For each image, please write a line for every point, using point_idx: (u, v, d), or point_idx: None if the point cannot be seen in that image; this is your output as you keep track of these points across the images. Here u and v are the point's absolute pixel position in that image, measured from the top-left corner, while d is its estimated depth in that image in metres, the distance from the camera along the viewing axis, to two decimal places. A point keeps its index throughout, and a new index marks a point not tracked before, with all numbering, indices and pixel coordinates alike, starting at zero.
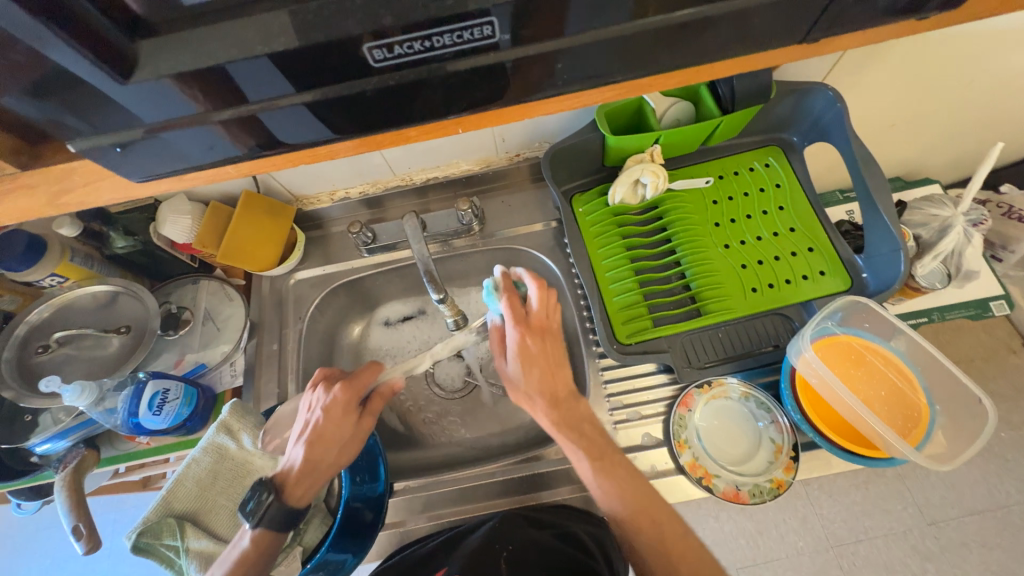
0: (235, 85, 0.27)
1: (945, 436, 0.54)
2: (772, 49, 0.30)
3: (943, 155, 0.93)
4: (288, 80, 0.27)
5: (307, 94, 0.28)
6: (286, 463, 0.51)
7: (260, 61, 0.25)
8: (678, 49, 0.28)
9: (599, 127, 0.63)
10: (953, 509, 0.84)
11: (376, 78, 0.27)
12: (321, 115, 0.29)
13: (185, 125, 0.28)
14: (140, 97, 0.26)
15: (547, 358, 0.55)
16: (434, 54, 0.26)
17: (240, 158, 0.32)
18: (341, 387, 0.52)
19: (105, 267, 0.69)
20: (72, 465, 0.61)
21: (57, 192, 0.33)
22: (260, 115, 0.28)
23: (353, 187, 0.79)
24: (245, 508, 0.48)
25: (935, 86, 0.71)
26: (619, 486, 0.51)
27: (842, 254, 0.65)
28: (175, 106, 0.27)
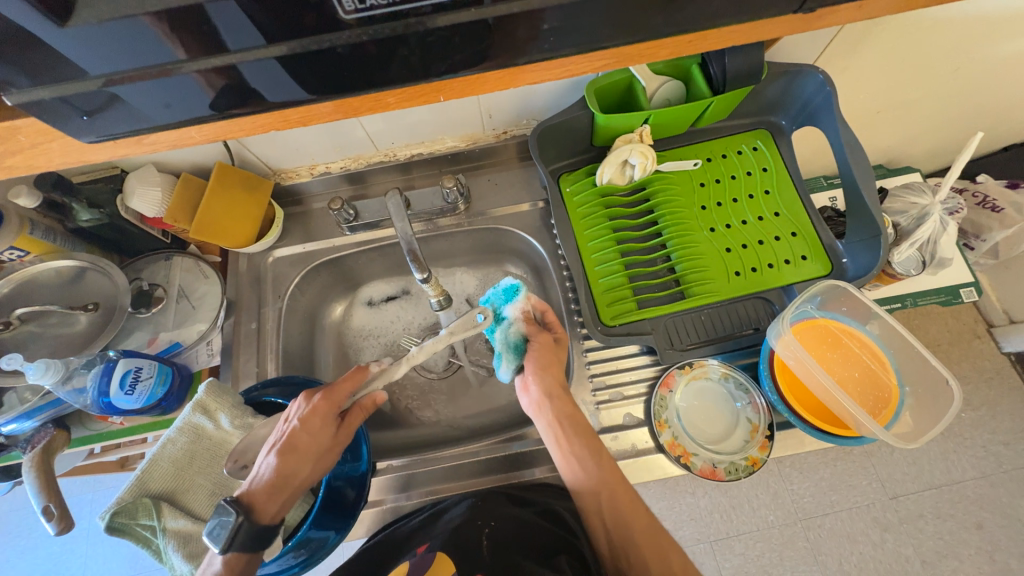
0: (194, 33, 0.25)
1: (911, 416, 0.57)
2: (767, 18, 0.29)
3: (926, 143, 0.94)
4: (258, 31, 0.25)
5: (275, 47, 0.26)
6: (257, 477, 0.50)
7: (229, 5, 0.24)
8: (667, 13, 0.27)
9: (589, 105, 0.61)
10: (914, 483, 0.88)
11: (348, 33, 0.25)
12: (292, 73, 0.27)
13: (138, 79, 0.26)
14: (89, 42, 0.24)
15: (550, 361, 0.57)
16: (411, 7, 0.24)
17: (203, 120, 0.30)
18: (322, 393, 0.53)
19: (69, 241, 0.66)
20: (40, 445, 0.59)
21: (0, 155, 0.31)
22: (241, 67, 0.26)
23: (333, 162, 0.76)
24: (210, 534, 0.45)
25: (922, 72, 0.72)
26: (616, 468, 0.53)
27: (824, 239, 0.66)
28: (125, 56, 0.25)
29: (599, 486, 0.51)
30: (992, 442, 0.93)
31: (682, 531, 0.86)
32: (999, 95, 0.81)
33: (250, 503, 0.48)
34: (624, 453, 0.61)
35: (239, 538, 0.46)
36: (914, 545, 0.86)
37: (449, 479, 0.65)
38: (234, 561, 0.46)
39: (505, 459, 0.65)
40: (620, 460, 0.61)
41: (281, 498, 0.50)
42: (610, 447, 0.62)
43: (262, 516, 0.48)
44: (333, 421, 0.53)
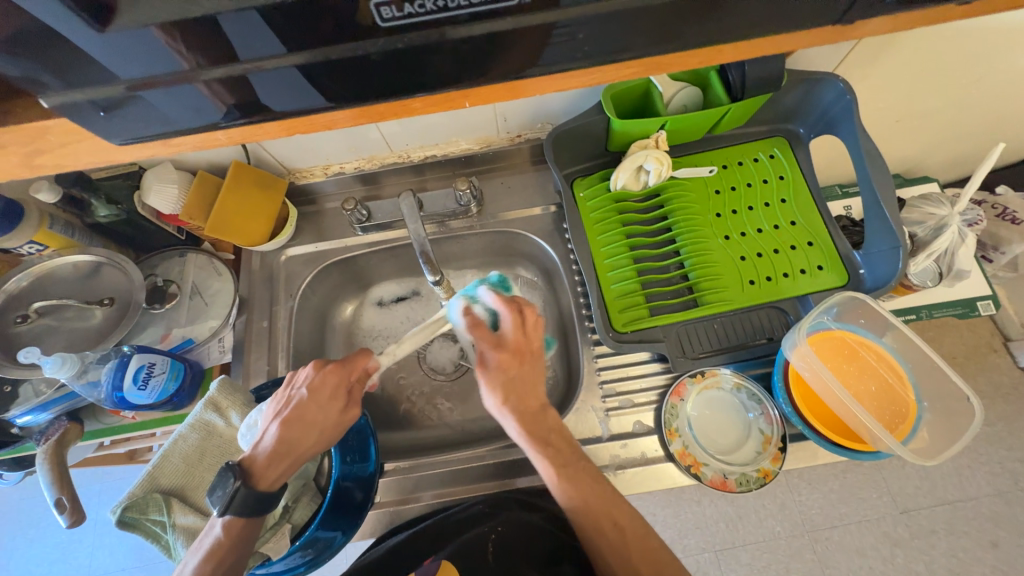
0: (210, 40, 0.25)
1: (930, 432, 0.55)
2: (800, 29, 0.29)
3: (945, 153, 0.93)
4: (278, 38, 0.25)
5: (297, 55, 0.26)
6: (256, 445, 0.49)
7: (249, 14, 0.24)
8: (698, 24, 0.27)
9: (605, 110, 0.61)
10: (926, 498, 0.87)
11: (383, 39, 0.25)
12: (314, 80, 0.27)
13: (167, 84, 0.26)
14: (110, 45, 0.24)
15: (522, 386, 0.53)
16: (448, 15, 0.24)
17: (223, 125, 0.30)
18: (332, 368, 0.53)
19: (86, 236, 0.67)
20: (54, 438, 0.60)
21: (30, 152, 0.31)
22: (252, 76, 0.27)
23: (348, 162, 0.76)
24: (212, 495, 0.47)
25: (944, 83, 0.71)
26: (583, 494, 0.50)
27: (841, 250, 0.65)
28: (143, 61, 0.25)
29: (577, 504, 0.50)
30: (1007, 458, 0.91)
31: (686, 539, 0.86)
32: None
33: (246, 467, 0.48)
34: (634, 461, 0.61)
35: (234, 503, 0.46)
36: (924, 561, 0.84)
37: (455, 483, 0.64)
38: (232, 526, 0.47)
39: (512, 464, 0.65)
40: (629, 468, 0.61)
41: (280, 467, 0.49)
42: (619, 454, 0.61)
43: (261, 483, 0.48)
44: (339, 397, 0.53)
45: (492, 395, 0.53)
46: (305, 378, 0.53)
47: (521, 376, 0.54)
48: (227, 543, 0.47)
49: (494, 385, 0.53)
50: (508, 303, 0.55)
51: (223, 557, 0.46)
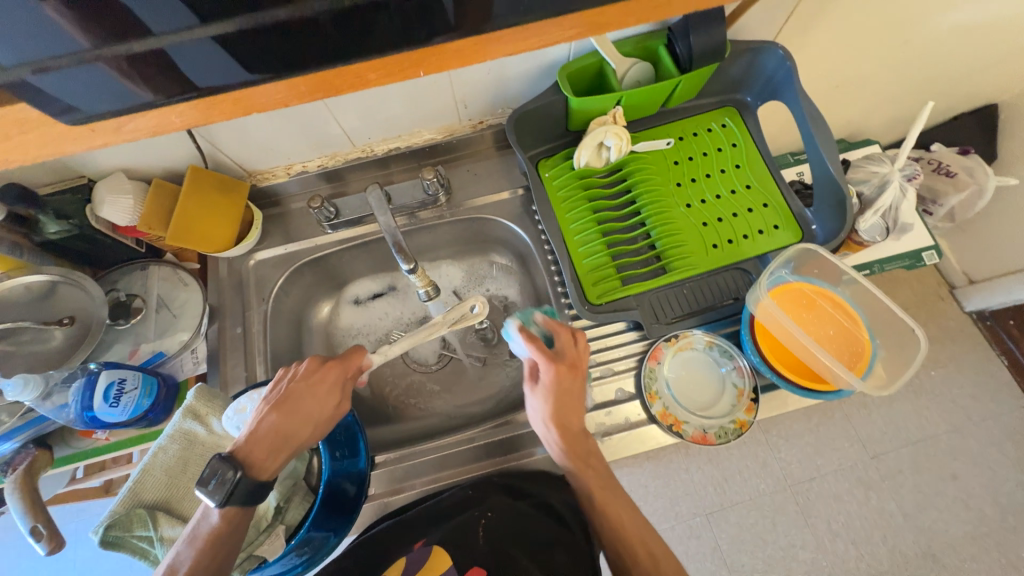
0: (117, 16, 0.25)
1: (884, 368, 0.59)
2: None
3: (883, 115, 0.99)
4: (190, 10, 0.26)
5: (213, 26, 0.27)
6: (249, 438, 0.49)
7: None
8: None
9: (562, 89, 0.63)
10: (891, 441, 0.93)
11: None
12: (232, 51, 0.28)
13: (71, 65, 0.26)
14: (16, 22, 0.24)
15: (572, 404, 0.55)
16: None
17: (149, 105, 0.31)
18: (335, 364, 0.54)
19: (37, 256, 0.63)
20: (23, 467, 0.58)
21: None
22: (168, 49, 0.27)
23: (310, 161, 0.75)
24: (206, 488, 0.45)
25: (873, 46, 0.75)
26: (618, 514, 0.54)
27: (794, 209, 0.69)
28: (52, 40, 0.25)
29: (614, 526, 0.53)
30: (960, 396, 0.98)
31: (678, 506, 0.90)
32: (946, 66, 0.85)
33: (244, 457, 0.48)
34: (619, 427, 0.63)
35: (234, 492, 0.45)
36: (895, 500, 0.90)
37: (447, 469, 0.65)
38: (228, 518, 0.46)
39: (500, 443, 0.66)
40: (614, 434, 0.63)
41: (276, 457, 0.49)
42: (604, 422, 0.63)
43: (259, 472, 0.48)
44: (339, 392, 0.53)
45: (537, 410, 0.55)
46: (305, 370, 0.53)
47: (565, 398, 0.54)
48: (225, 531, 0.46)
49: (548, 403, 0.55)
50: (563, 330, 0.57)
51: (221, 544, 0.46)
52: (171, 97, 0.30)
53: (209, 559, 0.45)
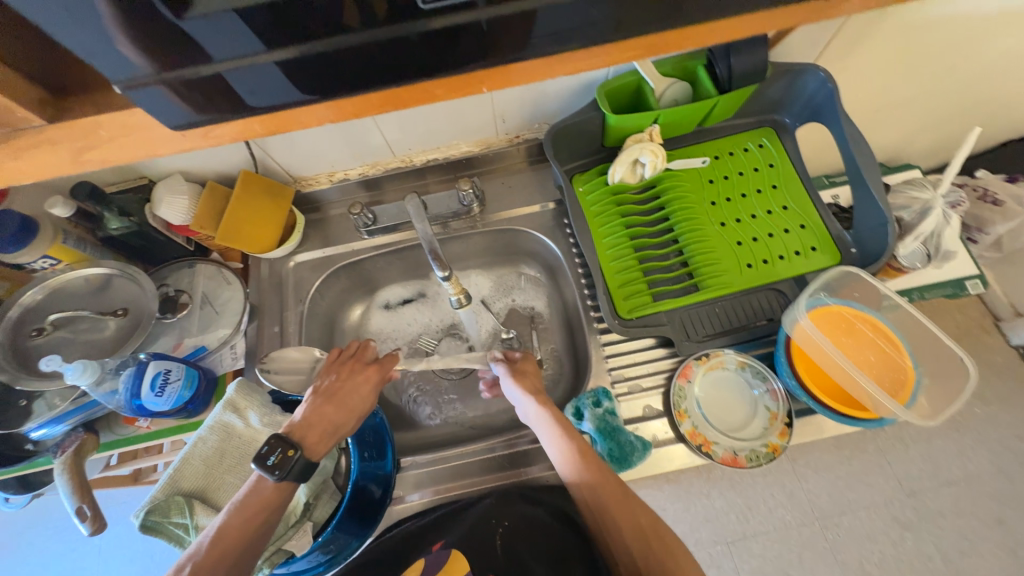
0: (186, 45, 0.27)
1: (929, 399, 0.56)
2: (768, 14, 0.32)
3: (925, 140, 0.97)
4: (257, 37, 0.27)
5: (277, 52, 0.28)
6: (304, 424, 0.56)
7: (229, 17, 0.26)
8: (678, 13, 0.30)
9: (600, 106, 0.64)
10: (931, 479, 0.88)
11: (424, 22, 0.28)
12: (292, 75, 0.29)
13: (144, 86, 0.28)
14: (88, 40, 0.25)
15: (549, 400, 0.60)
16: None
17: (201, 124, 0.32)
18: (377, 366, 0.64)
19: (97, 251, 0.68)
20: (71, 449, 0.60)
21: (80, 148, 0.32)
22: (225, 74, 0.29)
23: (352, 169, 0.78)
24: (267, 462, 0.50)
25: (917, 70, 0.74)
26: (620, 499, 0.51)
27: (832, 231, 0.68)
28: (118, 60, 0.26)
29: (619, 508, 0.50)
30: (1007, 436, 0.93)
31: (697, 533, 0.87)
32: (993, 91, 0.83)
33: (300, 437, 0.54)
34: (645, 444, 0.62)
35: (293, 466, 0.51)
36: (934, 543, 0.85)
37: (469, 479, 0.65)
38: (281, 489, 0.51)
39: (523, 455, 0.65)
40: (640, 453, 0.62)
41: (325, 440, 0.56)
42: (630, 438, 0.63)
43: (312, 453, 0.54)
44: (376, 388, 0.63)
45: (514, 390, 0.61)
46: (347, 368, 0.62)
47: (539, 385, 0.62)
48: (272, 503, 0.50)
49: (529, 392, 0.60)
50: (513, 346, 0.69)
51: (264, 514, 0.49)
52: (223, 115, 0.31)
53: (255, 522, 0.49)
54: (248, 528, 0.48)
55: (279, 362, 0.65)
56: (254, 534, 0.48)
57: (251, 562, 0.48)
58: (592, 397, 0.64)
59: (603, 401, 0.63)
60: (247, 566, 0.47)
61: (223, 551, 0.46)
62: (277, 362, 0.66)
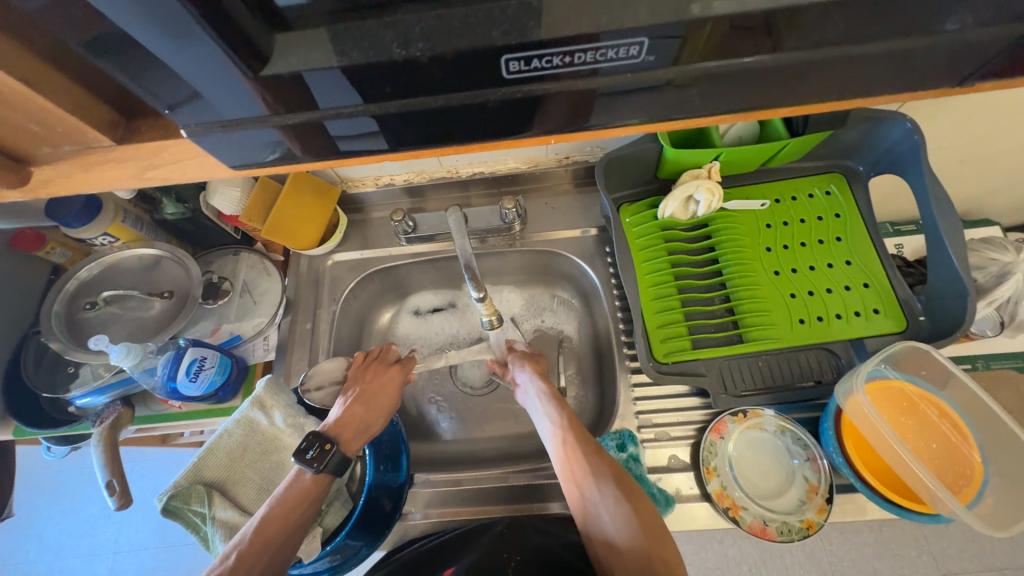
0: (299, 97, 0.28)
1: (994, 498, 0.50)
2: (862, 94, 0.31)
3: (1010, 198, 0.88)
4: (357, 91, 0.28)
5: (372, 105, 0.29)
6: (336, 422, 0.58)
7: (333, 72, 0.27)
8: (767, 88, 0.30)
9: (660, 138, 0.61)
10: (972, 562, 0.81)
11: (504, 89, 0.28)
12: (384, 125, 0.30)
13: (249, 127, 0.29)
14: (218, 86, 0.26)
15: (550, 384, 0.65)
16: (572, 71, 0.27)
17: (294, 161, 0.33)
18: (399, 367, 0.67)
19: (152, 232, 0.71)
20: (108, 422, 0.63)
21: (143, 167, 0.37)
22: (327, 122, 0.30)
23: (398, 174, 0.79)
24: (306, 456, 0.52)
25: (1013, 127, 0.68)
26: (603, 473, 0.54)
27: (899, 293, 0.62)
28: (238, 104, 0.28)
29: (602, 481, 0.53)
30: None
31: None
32: None
33: (336, 434, 0.57)
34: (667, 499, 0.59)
35: (330, 459, 0.53)
36: None
37: (482, 504, 0.64)
38: (319, 481, 0.52)
39: (537, 488, 0.64)
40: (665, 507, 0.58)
41: (359, 437, 0.59)
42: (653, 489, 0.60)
43: (347, 449, 0.57)
44: (400, 385, 0.65)
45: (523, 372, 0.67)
46: (372, 369, 0.66)
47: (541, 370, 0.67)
48: (311, 492, 0.51)
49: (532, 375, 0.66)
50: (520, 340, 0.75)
51: (305, 504, 0.51)
52: (312, 155, 0.32)
53: (296, 513, 0.50)
54: (290, 518, 0.49)
55: (318, 378, 0.66)
56: (295, 524, 0.49)
57: (291, 552, 0.49)
58: (616, 439, 0.62)
59: (630, 445, 0.61)
60: (288, 556, 0.48)
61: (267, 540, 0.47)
62: (315, 378, 0.67)
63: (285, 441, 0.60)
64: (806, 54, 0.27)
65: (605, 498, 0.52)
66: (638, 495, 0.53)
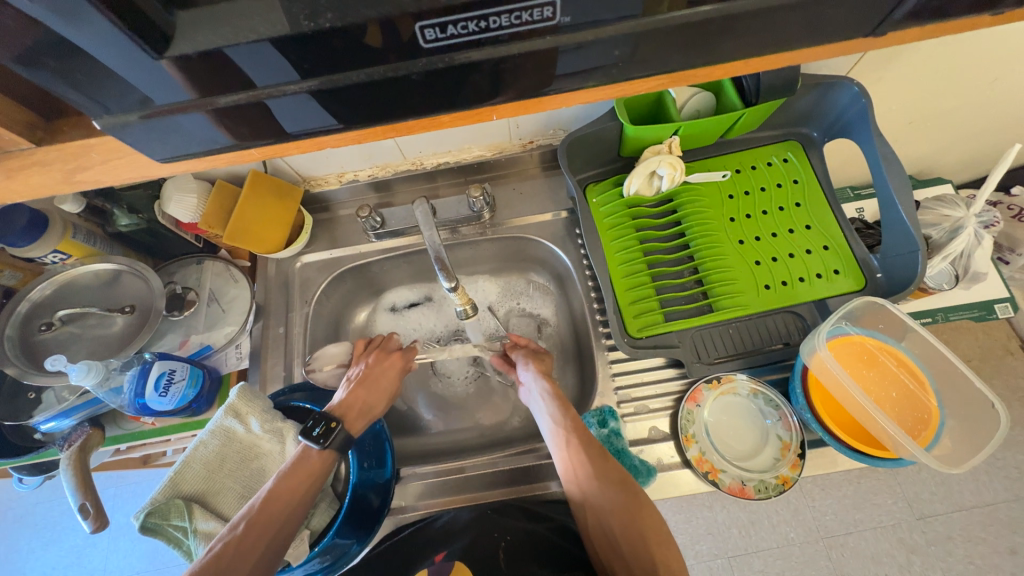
0: (226, 75, 0.26)
1: (952, 440, 0.53)
2: (805, 46, 0.30)
3: (960, 155, 0.91)
4: (292, 67, 0.26)
5: (311, 81, 0.27)
6: (340, 403, 0.60)
7: (264, 45, 0.25)
8: (705, 45, 0.28)
9: (619, 116, 0.61)
10: (943, 504, 0.85)
11: (424, 60, 0.26)
12: (324, 103, 0.29)
13: (178, 111, 0.28)
14: (143, 71, 0.25)
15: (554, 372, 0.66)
16: (489, 36, 0.26)
17: (234, 145, 0.31)
18: (400, 354, 0.68)
19: (107, 245, 0.68)
20: (78, 444, 0.61)
21: (72, 169, 0.35)
22: (267, 101, 0.28)
23: (362, 170, 0.77)
24: (312, 433, 0.54)
25: (956, 85, 0.70)
26: (606, 473, 0.54)
27: (857, 253, 0.64)
28: (172, 87, 0.26)
29: (603, 482, 0.54)
30: None
31: (699, 545, 0.85)
32: None
33: (341, 414, 0.59)
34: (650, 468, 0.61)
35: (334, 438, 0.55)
36: (942, 569, 0.82)
37: (470, 491, 0.64)
38: (324, 456, 0.55)
39: (525, 471, 0.65)
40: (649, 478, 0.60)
41: (362, 416, 0.61)
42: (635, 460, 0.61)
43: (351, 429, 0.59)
44: (401, 372, 0.66)
45: (527, 372, 0.66)
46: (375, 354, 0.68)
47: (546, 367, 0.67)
48: (313, 468, 0.54)
49: (536, 374, 0.65)
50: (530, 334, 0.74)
51: (305, 477, 0.53)
52: (249, 139, 0.31)
53: (302, 488, 0.52)
54: (295, 493, 0.52)
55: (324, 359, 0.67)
56: (299, 499, 0.52)
57: (296, 527, 0.51)
58: (597, 416, 0.62)
59: (611, 419, 0.62)
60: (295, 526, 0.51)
61: (272, 513, 0.50)
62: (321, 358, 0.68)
63: (264, 447, 0.59)
64: (742, 5, 0.26)
65: (606, 496, 0.53)
66: (642, 497, 0.53)
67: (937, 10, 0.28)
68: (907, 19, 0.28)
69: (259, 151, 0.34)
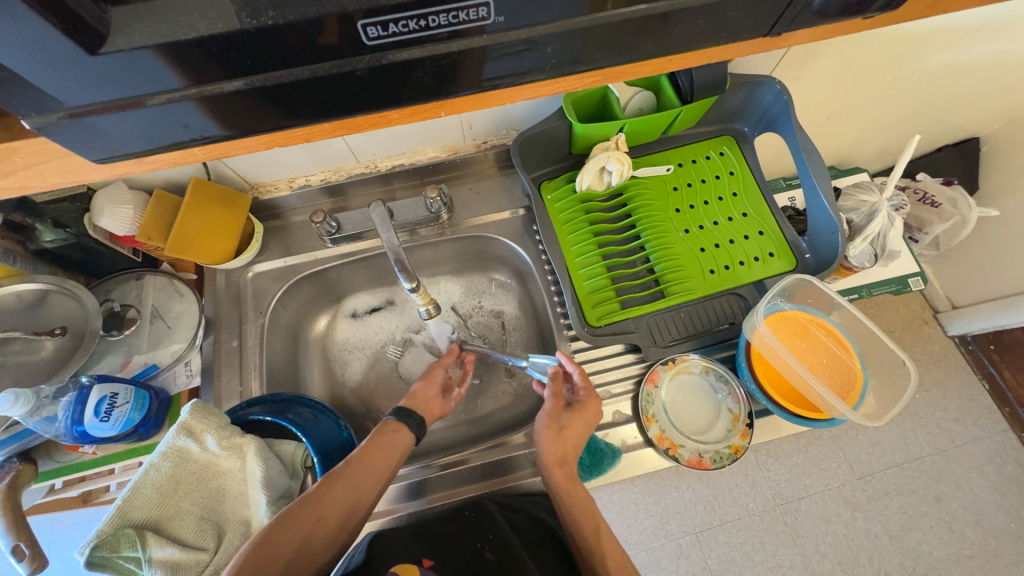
0: (185, 65, 0.26)
1: (874, 398, 0.60)
2: (719, 43, 0.33)
3: (872, 146, 1.02)
4: (223, 65, 0.26)
5: (238, 81, 0.27)
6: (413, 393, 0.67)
7: (199, 43, 0.24)
8: (628, 42, 0.30)
9: (566, 115, 0.64)
10: (878, 462, 0.94)
11: (368, 57, 0.27)
12: (261, 102, 0.29)
13: (112, 110, 0.27)
14: (66, 69, 0.24)
15: (576, 435, 0.58)
16: (429, 34, 0.27)
17: (218, 137, 0.31)
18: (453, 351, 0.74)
19: (30, 263, 0.61)
20: (5, 482, 0.56)
21: None
22: (261, 87, 0.28)
23: (313, 174, 0.75)
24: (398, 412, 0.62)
25: (863, 83, 0.78)
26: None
27: (788, 236, 0.70)
28: (104, 86, 0.25)
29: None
30: (943, 419, 0.99)
31: (668, 524, 0.89)
32: (932, 104, 0.88)
33: (415, 406, 0.66)
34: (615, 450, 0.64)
35: (411, 423, 0.61)
36: (881, 522, 0.90)
37: (443, 489, 0.65)
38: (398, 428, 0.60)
39: (497, 464, 0.66)
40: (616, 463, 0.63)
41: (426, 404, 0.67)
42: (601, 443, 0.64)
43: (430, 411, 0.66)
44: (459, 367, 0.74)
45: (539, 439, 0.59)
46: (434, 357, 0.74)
47: (570, 431, 0.59)
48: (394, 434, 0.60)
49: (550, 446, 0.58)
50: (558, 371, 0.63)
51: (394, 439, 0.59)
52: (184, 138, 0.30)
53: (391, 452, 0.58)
54: (389, 452, 0.58)
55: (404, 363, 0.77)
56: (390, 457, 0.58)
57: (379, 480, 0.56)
58: None
59: None
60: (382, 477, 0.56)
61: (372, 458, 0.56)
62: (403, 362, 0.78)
63: (223, 465, 0.56)
64: (657, 7, 0.28)
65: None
66: None
67: (824, 11, 0.31)
68: (801, 16, 0.31)
69: (201, 150, 0.33)
